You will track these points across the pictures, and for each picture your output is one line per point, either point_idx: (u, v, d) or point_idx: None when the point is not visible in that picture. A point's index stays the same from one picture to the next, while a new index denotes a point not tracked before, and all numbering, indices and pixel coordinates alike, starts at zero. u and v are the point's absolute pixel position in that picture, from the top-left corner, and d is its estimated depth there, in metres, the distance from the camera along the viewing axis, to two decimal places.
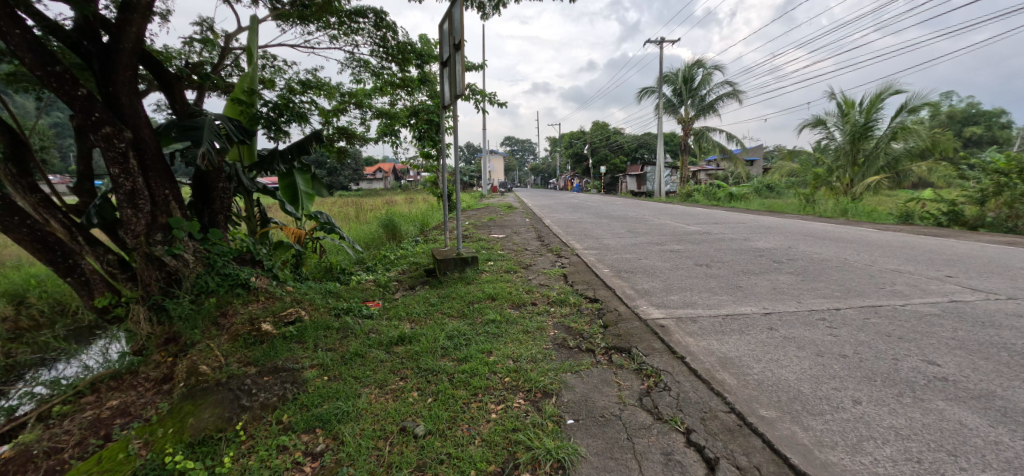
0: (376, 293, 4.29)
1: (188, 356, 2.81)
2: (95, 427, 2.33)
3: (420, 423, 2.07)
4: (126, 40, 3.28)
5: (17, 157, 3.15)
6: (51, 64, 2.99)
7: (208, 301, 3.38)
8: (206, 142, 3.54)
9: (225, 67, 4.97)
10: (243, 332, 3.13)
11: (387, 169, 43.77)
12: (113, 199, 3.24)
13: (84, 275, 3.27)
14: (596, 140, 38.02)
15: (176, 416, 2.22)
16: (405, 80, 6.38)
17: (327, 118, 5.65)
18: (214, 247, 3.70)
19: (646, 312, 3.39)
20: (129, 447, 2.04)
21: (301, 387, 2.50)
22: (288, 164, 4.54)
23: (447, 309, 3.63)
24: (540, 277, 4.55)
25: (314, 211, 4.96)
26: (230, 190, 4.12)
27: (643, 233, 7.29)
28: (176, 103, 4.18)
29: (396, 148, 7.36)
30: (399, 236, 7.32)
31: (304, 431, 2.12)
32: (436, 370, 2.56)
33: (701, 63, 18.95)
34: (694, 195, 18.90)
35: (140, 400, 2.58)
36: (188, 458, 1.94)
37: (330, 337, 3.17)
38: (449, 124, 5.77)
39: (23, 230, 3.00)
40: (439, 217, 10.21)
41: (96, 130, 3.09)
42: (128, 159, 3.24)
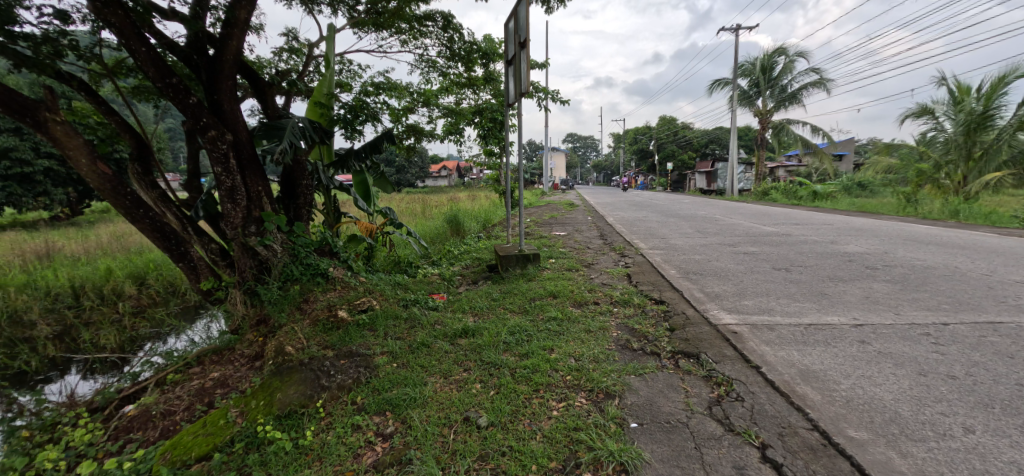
0: (441, 286, 4.46)
1: (277, 337, 3.10)
2: (201, 394, 2.66)
3: (483, 414, 2.13)
4: (228, 52, 3.63)
5: (142, 158, 3.63)
6: (169, 76, 3.41)
7: (293, 289, 3.70)
8: (290, 141, 3.88)
9: (309, 74, 5.39)
10: (322, 317, 3.38)
11: (452, 166, 45.09)
12: (216, 195, 3.65)
13: (192, 262, 3.72)
14: (663, 135, 36.42)
15: (267, 391, 2.46)
16: (471, 79, 6.54)
17: (397, 118, 5.91)
18: (298, 239, 4.01)
19: (716, 317, 3.20)
20: (229, 414, 2.30)
21: (373, 372, 2.66)
22: (362, 162, 4.81)
23: (510, 304, 3.69)
24: (602, 276, 4.46)
25: (384, 207, 5.23)
26: (312, 187, 4.47)
27: (713, 233, 6.89)
28: (267, 108, 4.61)
29: (461, 146, 7.54)
30: (462, 232, 7.54)
31: (376, 413, 2.26)
32: (498, 363, 2.62)
33: (783, 50, 17.46)
34: (771, 194, 17.58)
35: (236, 374, 2.88)
36: (276, 429, 2.17)
37: (398, 327, 3.34)
38: (512, 121, 5.81)
39: (145, 221, 3.47)
40: (501, 213, 10.37)
41: (204, 134, 3.51)
42: (228, 159, 3.63)
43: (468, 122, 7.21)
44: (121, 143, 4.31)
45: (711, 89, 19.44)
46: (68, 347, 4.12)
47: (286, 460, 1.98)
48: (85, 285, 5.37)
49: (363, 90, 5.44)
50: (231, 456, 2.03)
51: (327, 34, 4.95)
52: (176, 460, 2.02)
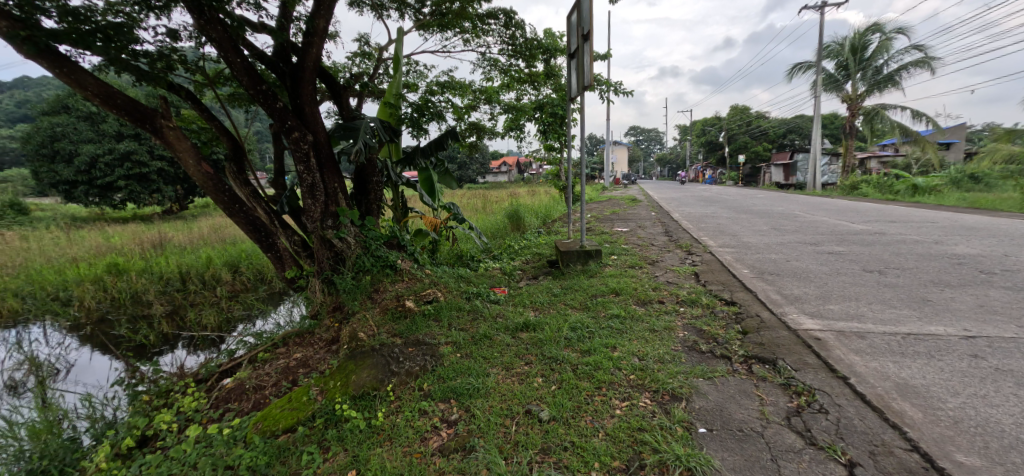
0: (502, 280, 4.53)
1: (351, 324, 3.32)
2: (286, 373, 2.93)
3: (544, 408, 2.15)
4: (308, 58, 3.91)
5: (237, 158, 4.03)
6: (259, 83, 3.76)
7: (365, 279, 3.94)
8: (362, 140, 4.12)
9: (380, 76, 5.68)
10: (391, 306, 3.58)
11: (511, 162, 45.45)
12: (298, 192, 3.96)
13: (279, 252, 4.07)
14: (734, 125, 34.13)
15: (343, 372, 2.64)
16: (532, 75, 6.54)
17: (460, 116, 6.06)
18: (370, 232, 4.25)
19: (796, 321, 2.96)
20: (310, 391, 2.50)
21: (439, 361, 2.77)
22: (427, 159, 4.99)
23: (571, 300, 3.67)
24: (668, 274, 4.29)
25: (448, 203, 5.40)
26: (382, 184, 4.72)
27: (791, 231, 6.37)
28: (342, 110, 4.92)
29: (521, 142, 7.58)
30: (523, 227, 7.60)
31: (441, 400, 2.37)
32: (559, 358, 2.63)
33: (878, 27, 15.64)
34: (861, 188, 15.88)
35: (316, 356, 3.13)
36: (352, 408, 2.34)
37: (462, 318, 3.45)
38: (573, 116, 5.74)
39: (240, 215, 3.85)
40: (561, 208, 10.30)
41: (289, 135, 3.83)
42: (309, 158, 3.93)
43: (528, 118, 7.23)
44: (220, 145, 4.81)
45: (791, 74, 17.89)
46: (177, 324, 4.71)
47: (361, 438, 2.14)
48: (191, 271, 6.09)
49: (429, 90, 5.64)
50: (313, 430, 2.22)
51: (396, 38, 5.19)
52: (266, 430, 2.25)
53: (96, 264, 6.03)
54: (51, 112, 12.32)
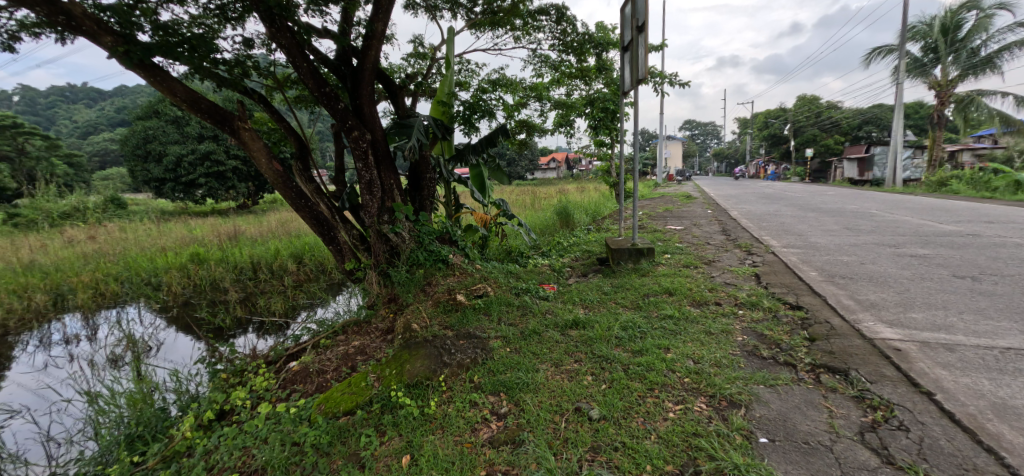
0: (551, 277, 4.53)
1: (405, 314, 3.46)
2: (346, 359, 3.10)
3: (594, 406, 2.15)
4: (367, 60, 4.08)
5: (303, 156, 4.30)
6: (323, 85, 3.98)
7: (419, 272, 4.08)
8: (416, 137, 4.25)
9: (433, 76, 5.82)
10: (443, 299, 3.68)
11: (560, 158, 45.08)
12: (357, 188, 4.17)
13: (339, 245, 4.31)
14: (800, 117, 31.80)
15: (398, 360, 2.75)
16: (583, 70, 6.45)
17: (510, 113, 6.10)
18: (423, 227, 4.39)
19: (871, 329, 2.73)
20: (368, 377, 2.63)
21: (489, 354, 2.83)
22: (478, 155, 5.07)
23: (622, 299, 3.61)
24: (725, 275, 4.10)
25: (498, 199, 5.45)
26: (435, 180, 4.85)
27: (867, 231, 5.86)
28: (398, 109, 5.11)
29: (571, 138, 7.51)
30: (572, 224, 7.54)
31: (491, 393, 2.42)
32: (610, 357, 2.61)
33: (976, 3, 13.93)
34: (951, 184, 14.26)
35: (372, 344, 3.29)
36: (406, 396, 2.44)
37: (512, 313, 3.50)
38: (625, 111, 5.60)
39: (306, 210, 4.11)
40: (612, 205, 10.10)
41: (349, 135, 4.03)
42: (368, 156, 4.12)
43: (578, 114, 7.14)
44: (287, 145, 5.15)
45: (868, 60, 16.38)
46: (250, 310, 5.12)
47: (415, 424, 2.23)
48: (261, 261, 6.59)
49: (480, 88, 5.71)
50: (371, 415, 2.35)
51: (449, 37, 5.30)
52: (328, 411, 2.40)
53: (181, 253, 6.68)
54: (145, 116, 13.74)
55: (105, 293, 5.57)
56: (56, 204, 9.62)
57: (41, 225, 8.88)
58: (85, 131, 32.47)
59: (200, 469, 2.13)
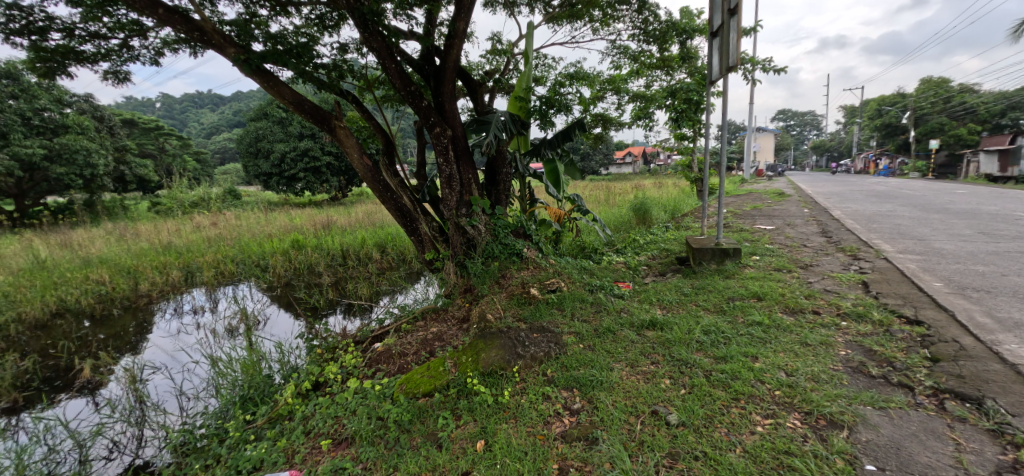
0: (626, 275, 4.42)
1: (481, 305, 3.58)
2: (425, 344, 3.27)
3: (672, 411, 2.11)
4: (450, 59, 4.23)
5: (389, 152, 4.59)
6: (409, 84, 4.20)
7: (494, 265, 4.18)
8: (494, 133, 4.33)
9: (512, 71, 5.89)
10: (517, 292, 3.75)
11: (635, 152, 43.40)
12: (438, 182, 4.36)
13: (420, 236, 4.54)
14: (923, 104, 27.59)
15: (474, 348, 2.85)
16: (665, 60, 6.14)
17: (587, 107, 6.00)
18: (499, 221, 4.48)
19: (1014, 353, 2.32)
20: (446, 363, 2.76)
21: (562, 349, 2.85)
22: (554, 150, 5.05)
23: (703, 302, 3.42)
24: (825, 281, 3.71)
25: (572, 194, 5.41)
26: (511, 175, 4.92)
27: (1011, 237, 4.96)
28: (477, 105, 5.25)
29: (650, 132, 7.21)
30: (648, 220, 7.27)
31: (564, 388, 2.45)
32: (690, 361, 2.53)
33: None
34: None
35: (450, 331, 3.45)
36: (482, 383, 2.53)
37: (585, 310, 3.48)
38: (711, 101, 5.25)
39: (391, 202, 4.39)
40: (692, 202, 9.56)
41: (432, 131, 4.22)
42: (448, 151, 4.29)
43: (658, 106, 6.83)
44: (375, 141, 5.52)
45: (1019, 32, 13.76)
46: (341, 293, 5.60)
47: (489, 411, 2.31)
48: (350, 249, 7.17)
49: (557, 82, 5.68)
50: (448, 398, 2.47)
51: (527, 32, 5.32)
52: (409, 392, 2.55)
53: (284, 239, 7.47)
54: (256, 117, 15.50)
55: (224, 272, 6.40)
56: (188, 194, 11.21)
57: (177, 212, 10.41)
58: (210, 131, 37.42)
59: (301, 432, 2.39)
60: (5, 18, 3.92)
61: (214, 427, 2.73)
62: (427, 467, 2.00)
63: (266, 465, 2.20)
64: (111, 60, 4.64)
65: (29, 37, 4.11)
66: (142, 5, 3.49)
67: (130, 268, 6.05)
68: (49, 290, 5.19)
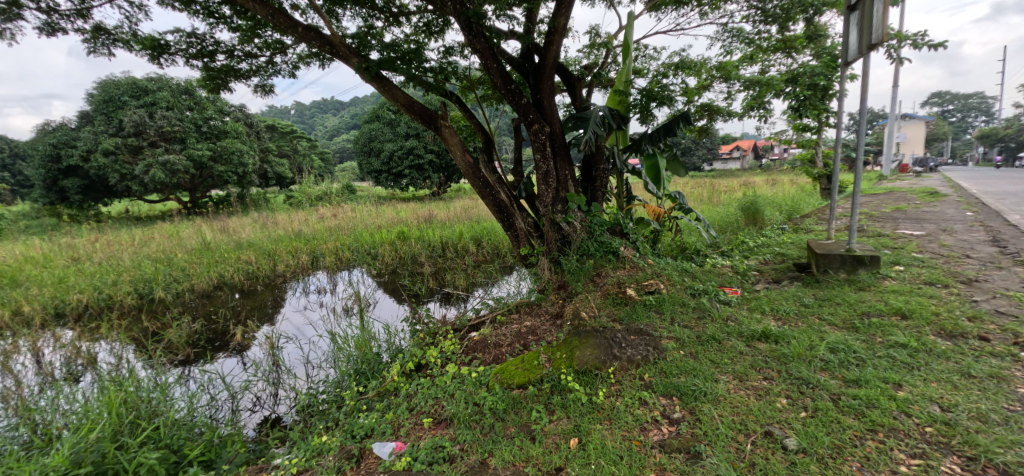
0: (734, 280, 4.06)
1: (575, 302, 3.55)
2: (519, 337, 3.34)
3: (791, 435, 1.92)
4: (549, 55, 4.24)
5: (489, 149, 4.73)
6: (509, 82, 4.26)
7: (588, 262, 4.11)
8: (593, 129, 4.23)
9: (610, 64, 5.71)
10: (612, 291, 3.64)
11: (744, 146, 39.53)
12: (535, 178, 4.41)
13: (516, 231, 4.62)
14: None
15: (568, 345, 2.83)
16: (786, 41, 5.49)
17: (691, 97, 5.60)
18: (594, 218, 4.38)
19: None
20: (540, 357, 2.78)
21: (661, 355, 2.72)
22: (655, 145, 4.77)
23: (829, 315, 3.01)
24: (998, 301, 3.03)
25: (673, 191, 5.11)
26: (608, 171, 4.78)
27: None
28: (576, 101, 5.19)
29: (765, 122, 6.51)
30: (760, 221, 6.59)
31: (663, 395, 2.35)
32: (812, 381, 2.26)
33: None
34: None
35: (543, 326, 3.48)
36: (575, 381, 2.51)
37: (686, 315, 3.28)
38: (845, 85, 4.57)
39: (489, 197, 4.53)
40: (815, 201, 8.45)
41: (531, 128, 4.28)
42: (545, 147, 4.30)
43: (776, 94, 6.13)
44: (475, 139, 5.74)
45: None
46: (440, 282, 5.95)
47: (582, 410, 2.30)
48: (449, 242, 7.59)
49: (659, 73, 5.38)
50: (542, 392, 2.50)
51: (628, 23, 5.12)
52: (504, 382, 2.63)
53: (391, 231, 8.15)
54: (370, 119, 17.09)
55: (342, 258, 7.18)
56: (314, 189, 12.77)
57: (306, 204, 11.93)
58: (332, 133, 42.21)
59: (406, 408, 2.59)
60: (187, 45, 4.81)
61: (333, 394, 3.08)
62: (520, 458, 2.06)
63: (376, 434, 2.42)
64: (260, 75, 5.45)
65: (202, 59, 4.98)
66: (286, 25, 4.02)
67: (271, 251, 7.06)
68: (213, 267, 6.29)
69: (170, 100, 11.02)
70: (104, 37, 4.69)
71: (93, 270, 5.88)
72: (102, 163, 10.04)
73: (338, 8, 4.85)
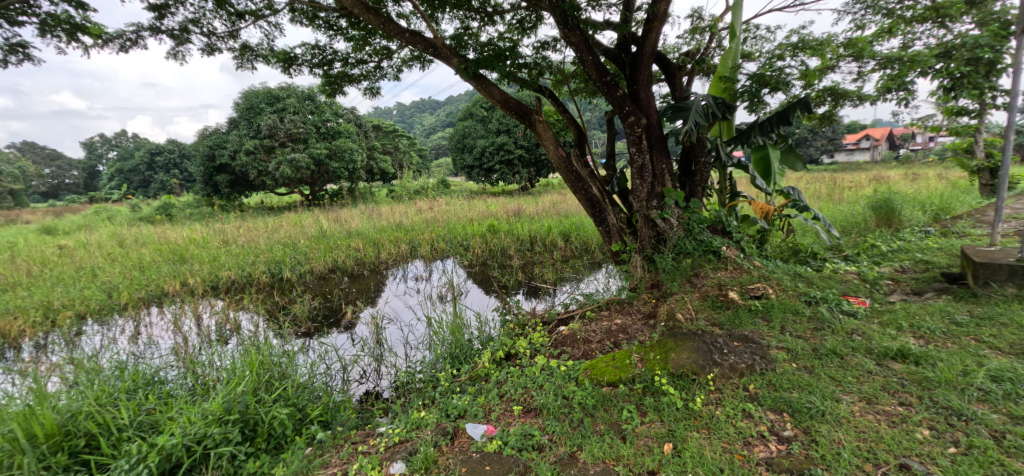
0: (860, 288, 3.56)
1: (669, 302, 3.39)
2: (609, 334, 3.27)
3: (934, 471, 1.70)
4: (648, 44, 4.05)
5: (581, 143, 4.68)
6: (605, 74, 4.15)
7: (685, 261, 3.87)
8: (694, 120, 3.96)
9: (713, 50, 5.30)
10: (712, 294, 3.40)
11: (877, 135, 34.09)
12: (629, 173, 4.27)
13: (608, 227, 4.52)
14: None
15: (663, 347, 2.70)
16: (940, 8, 4.61)
17: (812, 81, 4.98)
18: (693, 215, 4.11)
19: None
20: (632, 356, 2.70)
21: (770, 365, 2.49)
22: (766, 136, 4.32)
23: (990, 337, 2.51)
24: None
25: (787, 187, 4.61)
26: (710, 163, 4.45)
27: None
28: (675, 90, 4.90)
29: (906, 105, 5.56)
30: (897, 222, 5.66)
31: (771, 409, 2.17)
32: (965, 413, 1.96)
33: None
34: None
35: (635, 325, 3.37)
36: (670, 385, 2.41)
37: (800, 325, 2.96)
38: (1022, 56, 3.72)
39: (581, 192, 4.48)
40: (975, 200, 7.02)
41: (626, 120, 4.15)
42: (641, 140, 4.15)
43: (922, 72, 5.20)
44: (567, 132, 5.69)
45: None
46: (528, 275, 6.04)
47: (678, 415, 2.20)
48: (537, 236, 7.68)
49: (772, 55, 4.86)
50: (634, 392, 2.43)
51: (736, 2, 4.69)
52: (593, 377, 2.60)
53: (482, 224, 8.46)
54: (464, 117, 17.83)
55: (437, 248, 7.62)
56: (413, 184, 13.71)
57: (405, 198, 12.87)
58: (429, 131, 44.82)
59: (497, 395, 2.69)
60: (311, 56, 5.44)
61: (429, 374, 3.30)
62: (610, 456, 2.05)
63: (469, 416, 2.55)
64: (369, 79, 5.96)
65: (323, 68, 5.60)
66: (395, 32, 4.35)
67: (376, 240, 7.73)
68: (329, 252, 7.08)
69: (296, 105, 12.59)
70: (249, 54, 5.49)
71: (239, 251, 6.95)
72: (245, 161, 11.81)
73: (439, 12, 5.12)
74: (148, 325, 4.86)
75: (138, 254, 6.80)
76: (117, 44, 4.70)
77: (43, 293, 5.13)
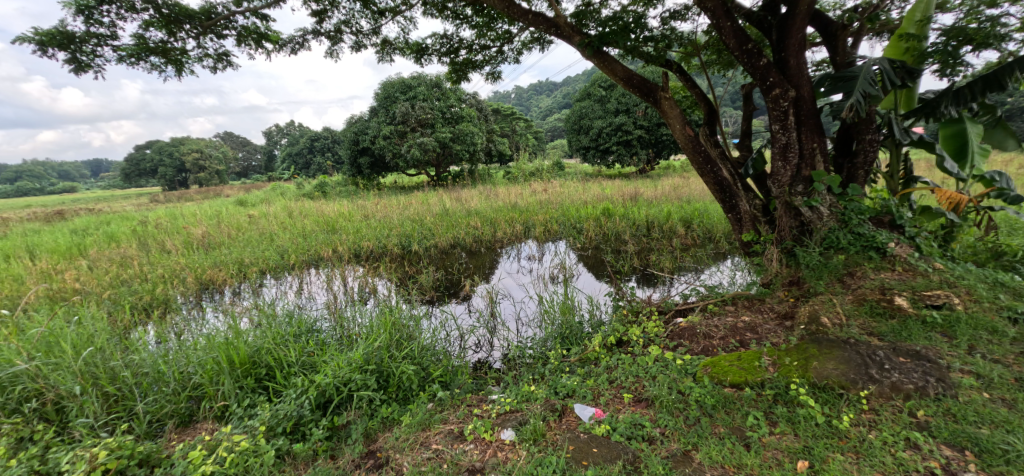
0: None
1: (812, 303, 2.96)
2: (734, 332, 3.00)
3: None
4: (803, 2, 3.47)
5: (711, 120, 4.25)
6: (746, 42, 3.68)
7: (837, 258, 3.31)
8: (860, 90, 3.30)
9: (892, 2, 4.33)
10: (871, 298, 2.86)
11: None
12: (770, 154, 3.78)
13: (739, 214, 4.08)
14: None
15: (802, 353, 2.38)
16: None
17: None
18: (851, 203, 3.50)
19: None
20: (762, 358, 2.44)
21: (950, 391, 2.05)
22: (963, 106, 3.43)
23: None
24: None
25: (991, 171, 3.64)
26: (878, 142, 3.70)
27: None
28: (836, 55, 4.14)
29: None
30: None
31: (947, 443, 1.81)
32: None
33: None
34: None
35: (766, 325, 3.02)
36: (809, 395, 2.13)
37: (998, 348, 2.37)
38: None
39: (710, 176, 4.09)
40: None
41: (768, 93, 3.64)
42: (788, 116, 3.61)
43: None
44: (695, 110, 5.21)
45: None
46: (642, 262, 5.79)
47: (818, 432, 1.95)
48: (654, 222, 7.28)
49: (980, 2, 3.80)
50: (762, 398, 2.20)
51: None
52: (714, 376, 2.40)
53: (597, 207, 8.29)
54: (582, 98, 17.48)
55: (550, 230, 7.71)
56: (528, 166, 13.99)
57: (520, 179, 13.21)
58: (545, 113, 44.98)
59: (607, 379, 2.66)
60: (441, 45, 5.80)
61: (540, 351, 3.40)
62: (731, 462, 1.91)
63: (578, 396, 2.57)
64: (491, 63, 6.17)
65: (450, 56, 5.94)
66: (518, 14, 4.39)
67: (492, 220, 8.11)
68: (451, 229, 7.64)
69: (426, 93, 13.63)
70: (388, 47, 6.08)
71: (377, 225, 7.90)
72: (382, 145, 13.24)
73: None
74: (309, 283, 5.83)
75: (302, 223, 8.14)
76: (289, 47, 5.59)
77: (238, 252, 6.47)
